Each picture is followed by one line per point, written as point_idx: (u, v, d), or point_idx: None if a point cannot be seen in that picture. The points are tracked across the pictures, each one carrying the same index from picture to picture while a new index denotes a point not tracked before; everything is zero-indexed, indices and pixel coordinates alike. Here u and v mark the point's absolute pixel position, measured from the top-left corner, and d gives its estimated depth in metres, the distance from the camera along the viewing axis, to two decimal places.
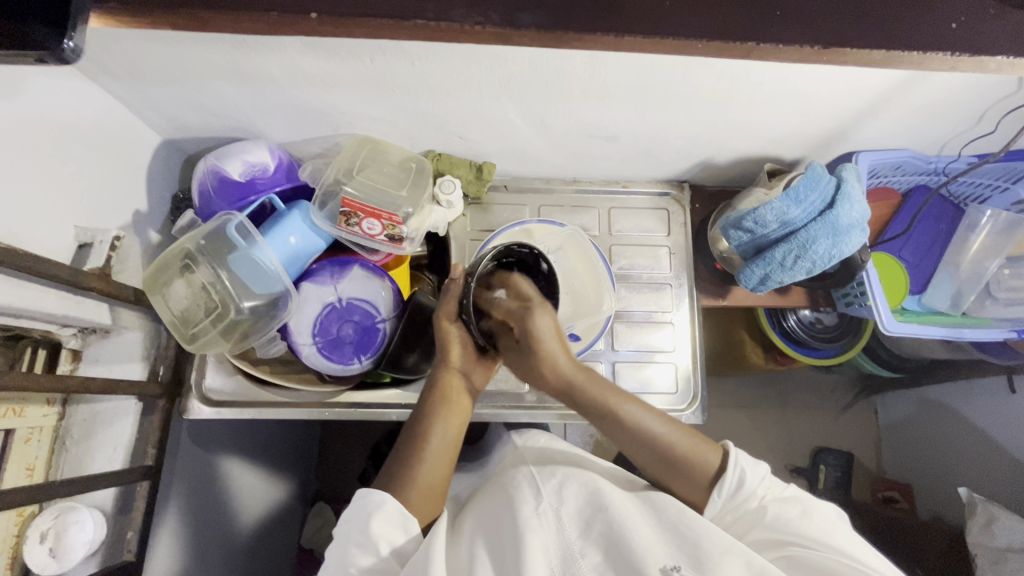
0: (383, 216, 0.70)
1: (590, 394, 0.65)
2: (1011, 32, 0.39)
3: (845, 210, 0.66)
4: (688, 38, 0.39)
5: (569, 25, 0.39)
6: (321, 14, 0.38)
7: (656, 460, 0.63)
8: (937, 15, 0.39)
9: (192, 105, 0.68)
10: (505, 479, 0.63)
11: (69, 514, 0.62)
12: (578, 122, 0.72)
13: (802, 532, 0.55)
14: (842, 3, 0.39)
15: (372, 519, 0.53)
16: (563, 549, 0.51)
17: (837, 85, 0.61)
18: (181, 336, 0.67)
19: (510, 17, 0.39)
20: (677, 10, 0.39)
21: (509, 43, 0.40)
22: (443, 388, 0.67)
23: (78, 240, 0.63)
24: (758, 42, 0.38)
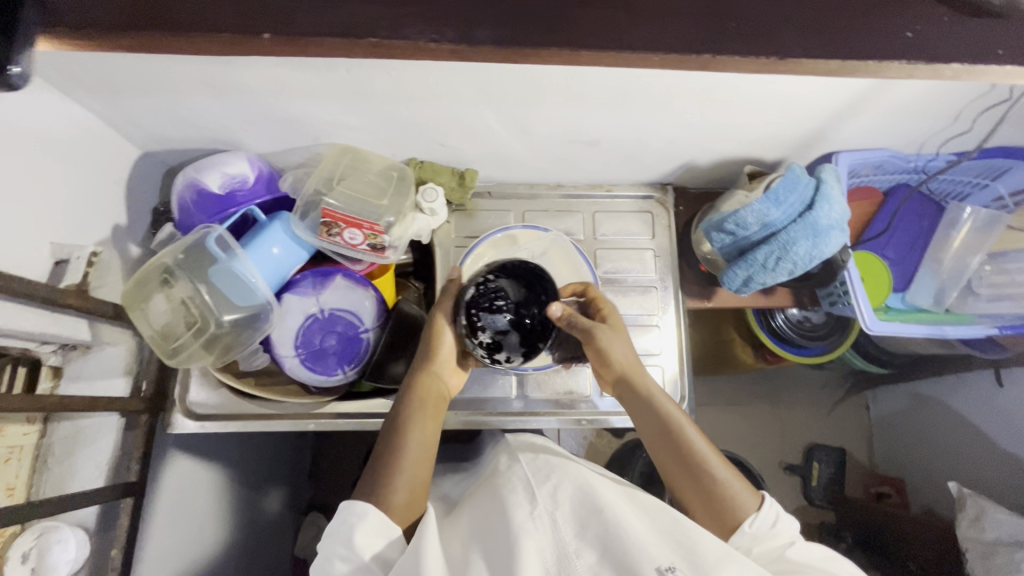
0: (364, 226, 0.70)
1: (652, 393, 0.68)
2: (973, 37, 0.39)
3: (824, 211, 0.66)
4: (646, 50, 0.39)
5: (521, 40, 0.38)
6: (271, 35, 0.38)
7: (684, 474, 0.64)
8: (897, 24, 0.39)
9: (168, 116, 0.67)
10: (498, 480, 0.64)
11: (51, 534, 0.63)
12: (560, 128, 0.72)
13: (806, 561, 0.57)
14: (799, 8, 0.39)
15: (355, 531, 0.53)
16: (558, 551, 0.52)
17: (811, 86, 0.61)
18: (161, 351, 0.66)
19: (467, 32, 0.38)
20: (634, 21, 0.39)
21: (468, 57, 0.39)
22: (426, 384, 0.69)
23: (54, 257, 0.62)
24: (715, 54, 0.39)
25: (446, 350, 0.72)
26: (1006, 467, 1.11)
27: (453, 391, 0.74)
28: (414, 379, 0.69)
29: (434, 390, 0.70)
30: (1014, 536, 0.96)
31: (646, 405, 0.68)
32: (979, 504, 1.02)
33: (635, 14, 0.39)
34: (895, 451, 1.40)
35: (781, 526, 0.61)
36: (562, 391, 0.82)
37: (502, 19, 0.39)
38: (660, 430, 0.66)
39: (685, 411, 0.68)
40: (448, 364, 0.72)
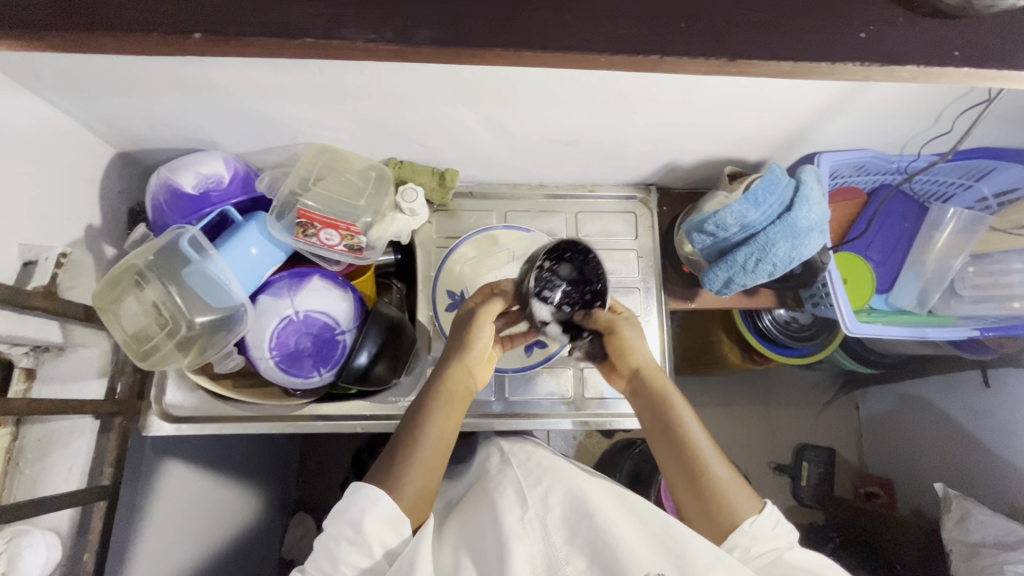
0: (340, 227, 0.70)
1: (660, 388, 0.68)
2: (919, 40, 0.40)
3: (803, 212, 0.65)
4: (591, 52, 0.40)
5: (459, 41, 0.39)
6: (201, 33, 0.39)
7: (680, 471, 0.63)
8: (851, 28, 0.40)
9: (141, 115, 0.66)
10: (489, 485, 0.65)
11: (21, 538, 0.61)
12: (538, 128, 0.71)
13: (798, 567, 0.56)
14: (754, 10, 0.39)
15: (365, 518, 0.53)
16: (547, 556, 0.52)
17: (790, 88, 0.61)
18: (133, 353, 0.66)
19: (408, 34, 0.39)
20: (579, 24, 0.39)
21: (406, 59, 0.40)
22: (457, 374, 0.67)
23: (22, 259, 0.61)
24: (661, 56, 0.40)
25: (482, 345, 0.70)
26: (994, 468, 1.11)
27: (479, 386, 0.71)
28: (444, 369, 0.67)
29: (461, 384, 0.67)
30: (996, 538, 0.96)
31: (655, 399, 0.67)
32: (964, 505, 1.03)
33: (580, 14, 0.39)
34: (884, 451, 1.40)
35: (779, 532, 0.60)
36: (542, 393, 0.81)
37: (446, 17, 0.40)
38: (659, 424, 0.66)
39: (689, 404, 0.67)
40: (481, 358, 0.70)
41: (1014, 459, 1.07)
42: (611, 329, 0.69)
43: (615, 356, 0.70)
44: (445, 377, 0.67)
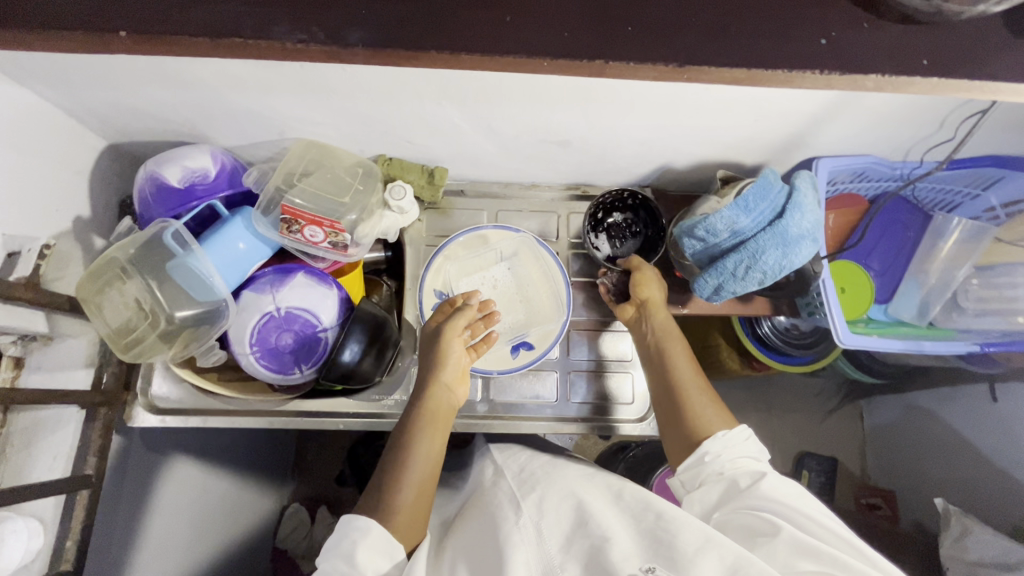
0: (324, 224, 0.68)
1: (658, 325, 0.75)
2: (880, 51, 0.43)
3: (795, 219, 0.63)
4: (537, 56, 0.41)
5: (399, 45, 0.41)
6: (126, 31, 0.41)
7: (667, 393, 0.71)
8: (811, 32, 0.43)
9: (129, 109, 0.67)
10: (486, 497, 0.66)
11: (6, 523, 0.62)
12: (527, 128, 0.70)
13: (771, 498, 0.58)
14: (700, 21, 0.42)
15: (357, 548, 0.55)
16: (544, 563, 0.53)
17: (782, 94, 0.59)
18: (115, 346, 0.66)
19: (338, 36, 0.41)
20: (531, 32, 0.42)
21: (340, 59, 0.42)
22: (435, 393, 0.68)
23: (6, 249, 0.61)
24: (607, 61, 0.42)
25: (454, 361, 0.71)
26: (995, 484, 1.08)
27: (460, 402, 0.72)
28: (422, 391, 0.68)
29: (441, 405, 0.68)
30: (993, 558, 0.94)
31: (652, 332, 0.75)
32: (963, 523, 1.00)
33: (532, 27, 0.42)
34: (886, 461, 1.38)
35: (752, 447, 0.66)
36: (528, 395, 0.80)
37: (382, 22, 0.42)
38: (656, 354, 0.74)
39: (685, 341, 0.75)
40: (456, 376, 0.71)
41: (1016, 473, 1.04)
42: (637, 267, 0.78)
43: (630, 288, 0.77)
44: (425, 397, 0.68)
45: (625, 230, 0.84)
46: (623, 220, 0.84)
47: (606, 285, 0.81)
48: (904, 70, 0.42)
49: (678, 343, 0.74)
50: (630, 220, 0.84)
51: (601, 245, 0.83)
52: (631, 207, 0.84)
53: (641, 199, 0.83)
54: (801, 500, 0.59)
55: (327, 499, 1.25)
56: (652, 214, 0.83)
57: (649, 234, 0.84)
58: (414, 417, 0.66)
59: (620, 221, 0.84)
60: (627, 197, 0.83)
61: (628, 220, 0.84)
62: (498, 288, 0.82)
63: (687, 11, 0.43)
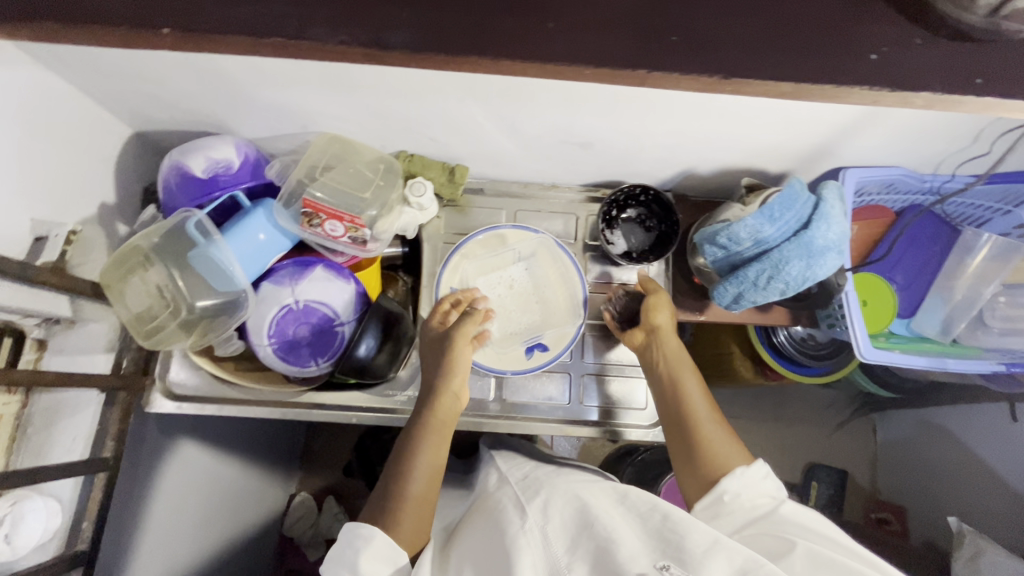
0: (345, 219, 0.69)
1: (671, 355, 0.73)
2: (918, 66, 0.42)
3: (821, 230, 0.62)
4: (573, 66, 0.41)
5: (439, 49, 0.41)
6: (170, 29, 0.41)
7: (679, 425, 0.69)
8: (851, 43, 0.42)
9: (157, 99, 0.67)
10: (490, 502, 0.66)
11: (25, 502, 0.63)
12: (550, 130, 0.70)
13: (795, 522, 0.58)
14: (738, 32, 0.42)
15: (360, 557, 0.55)
16: (550, 564, 0.53)
17: (811, 102, 0.58)
18: (137, 332, 0.67)
19: (377, 39, 0.41)
20: (571, 34, 0.41)
21: (381, 61, 0.42)
22: (444, 402, 0.68)
23: (34, 234, 0.63)
24: (650, 71, 0.41)
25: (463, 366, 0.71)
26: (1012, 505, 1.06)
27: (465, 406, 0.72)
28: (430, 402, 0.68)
29: (449, 412, 0.68)
30: None
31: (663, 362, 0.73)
32: (977, 543, 0.99)
33: (570, 32, 0.41)
34: (898, 476, 1.36)
35: (770, 485, 0.64)
36: (541, 397, 0.80)
37: (422, 22, 0.42)
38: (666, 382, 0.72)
39: (698, 372, 0.73)
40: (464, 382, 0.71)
41: None
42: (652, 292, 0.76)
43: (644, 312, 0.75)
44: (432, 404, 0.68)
45: (640, 226, 0.82)
46: (635, 217, 0.82)
47: (609, 312, 0.80)
48: (944, 84, 0.41)
49: (689, 373, 0.71)
50: (642, 217, 0.82)
51: (616, 240, 0.81)
52: (644, 204, 0.82)
53: (654, 194, 0.81)
54: (821, 526, 0.58)
55: (334, 490, 1.26)
56: (666, 209, 0.81)
57: (664, 230, 0.81)
58: (423, 425, 0.67)
59: (632, 218, 0.82)
60: (640, 193, 0.81)
61: (641, 217, 0.82)
62: (514, 289, 0.82)
63: (725, 19, 0.42)
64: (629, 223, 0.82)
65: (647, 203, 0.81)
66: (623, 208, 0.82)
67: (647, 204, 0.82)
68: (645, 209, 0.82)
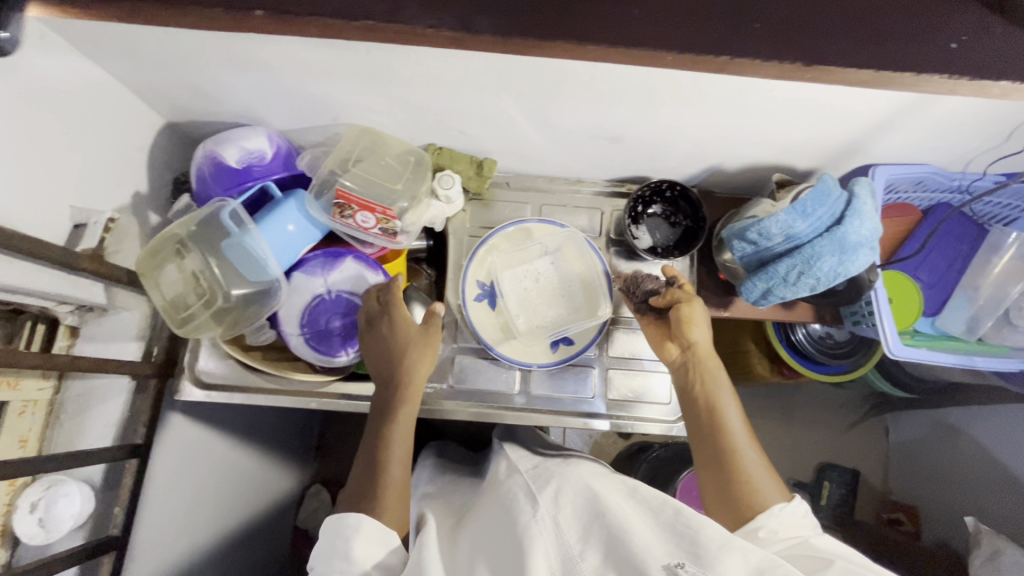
0: (377, 210, 0.70)
1: (712, 378, 0.70)
2: (970, 60, 0.42)
3: (854, 226, 0.62)
4: (665, 48, 0.41)
5: (526, 33, 0.41)
6: (265, 11, 0.41)
7: (715, 452, 0.66)
8: (902, 37, 0.42)
9: (192, 88, 0.68)
10: (501, 491, 0.64)
11: (58, 487, 0.65)
12: (581, 123, 0.70)
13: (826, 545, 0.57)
14: (797, 20, 0.42)
15: (352, 543, 0.56)
16: (562, 554, 0.51)
17: (847, 97, 0.58)
18: (171, 320, 0.67)
19: (467, 23, 0.41)
20: (647, 19, 0.42)
21: (466, 47, 0.42)
22: (413, 401, 0.68)
23: (73, 221, 0.64)
24: (731, 57, 0.41)
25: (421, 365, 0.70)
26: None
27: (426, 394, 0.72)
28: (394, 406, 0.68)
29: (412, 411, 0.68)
30: None
31: (703, 385, 0.70)
32: (995, 543, 0.99)
33: (653, 18, 0.42)
34: (911, 477, 1.36)
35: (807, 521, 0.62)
36: (565, 390, 0.80)
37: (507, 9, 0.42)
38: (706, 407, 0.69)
39: (734, 393, 0.70)
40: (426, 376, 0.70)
41: None
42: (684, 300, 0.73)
43: (679, 326, 0.72)
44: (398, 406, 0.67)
45: (664, 222, 0.83)
46: (658, 213, 0.82)
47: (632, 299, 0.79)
48: (995, 77, 0.42)
49: (729, 400, 0.69)
50: (667, 213, 0.82)
51: (641, 235, 0.81)
52: (669, 200, 0.82)
53: (681, 190, 0.80)
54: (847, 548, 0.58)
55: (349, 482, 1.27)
56: (693, 204, 0.81)
57: (689, 225, 0.81)
58: (403, 414, 0.67)
59: (656, 213, 0.82)
60: (667, 188, 0.81)
61: (665, 213, 0.82)
62: (540, 282, 0.82)
63: (780, 9, 0.42)
64: (654, 218, 0.82)
65: (672, 198, 0.82)
66: (649, 203, 0.82)
67: (673, 199, 0.82)
68: (670, 204, 0.82)
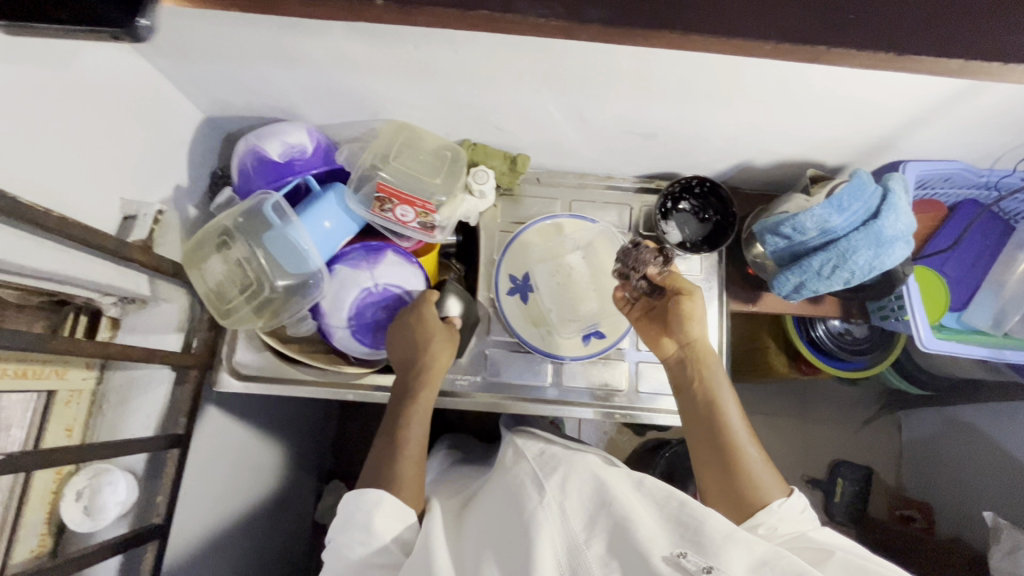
0: (417, 204, 0.72)
1: (710, 373, 0.70)
2: None
3: (890, 221, 0.63)
4: (757, 40, 0.43)
5: (632, 22, 0.42)
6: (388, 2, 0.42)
7: (717, 448, 0.66)
8: (959, 31, 0.43)
9: (236, 83, 0.69)
10: (507, 474, 0.65)
11: (102, 475, 0.67)
12: (618, 119, 0.71)
13: (825, 540, 0.58)
14: (862, 11, 0.43)
15: (374, 516, 0.58)
16: (569, 543, 0.52)
17: (885, 93, 0.60)
18: (216, 311, 0.70)
19: (575, 10, 0.42)
20: (749, 11, 0.43)
21: (573, 35, 0.43)
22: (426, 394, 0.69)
23: (123, 213, 0.65)
24: (828, 48, 0.43)
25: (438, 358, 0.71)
26: None
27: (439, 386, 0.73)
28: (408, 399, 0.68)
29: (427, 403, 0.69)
30: None
31: (702, 379, 0.70)
32: (1015, 537, 1.00)
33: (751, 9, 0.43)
34: (921, 472, 1.37)
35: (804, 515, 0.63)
36: (596, 383, 0.81)
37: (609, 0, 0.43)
38: (705, 403, 0.68)
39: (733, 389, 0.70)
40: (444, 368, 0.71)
41: None
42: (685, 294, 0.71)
43: (678, 322, 0.71)
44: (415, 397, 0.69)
45: (693, 218, 0.84)
46: (688, 208, 0.83)
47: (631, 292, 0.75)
48: None
49: (728, 395, 0.69)
50: (696, 209, 0.83)
51: (671, 230, 0.82)
52: (700, 195, 0.83)
53: (711, 185, 0.82)
54: (847, 543, 0.59)
55: None
56: (723, 200, 0.81)
57: (719, 220, 0.82)
58: (417, 403, 0.68)
59: (686, 208, 0.83)
60: (697, 183, 0.82)
61: (695, 208, 0.83)
62: (573, 277, 0.81)
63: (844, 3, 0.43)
64: (683, 213, 0.83)
65: (703, 194, 0.83)
66: (679, 198, 0.83)
67: (703, 195, 0.83)
68: (700, 199, 0.83)
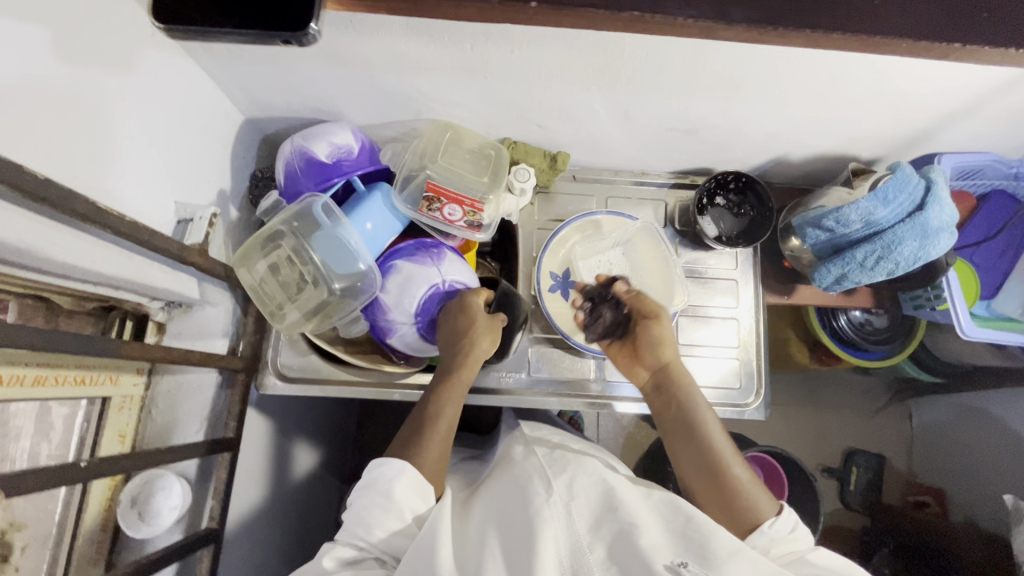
0: (465, 202, 0.73)
1: (687, 390, 0.71)
2: None
3: (935, 212, 0.65)
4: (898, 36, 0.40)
5: (776, 20, 0.40)
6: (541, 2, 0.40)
7: (704, 468, 0.66)
8: None
9: (282, 84, 0.68)
10: (514, 469, 0.65)
11: (156, 480, 0.65)
12: (662, 116, 0.72)
13: (821, 563, 0.56)
14: None
15: (396, 486, 0.59)
16: (572, 544, 0.53)
17: (930, 85, 0.61)
18: (269, 313, 0.70)
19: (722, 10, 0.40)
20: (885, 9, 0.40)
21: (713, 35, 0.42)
22: (453, 392, 0.68)
23: (178, 216, 0.65)
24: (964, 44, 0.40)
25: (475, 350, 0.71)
26: None
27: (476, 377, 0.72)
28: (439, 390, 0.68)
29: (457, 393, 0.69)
30: None
31: (680, 398, 0.70)
32: None
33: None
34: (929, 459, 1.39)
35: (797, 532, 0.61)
36: None
37: None
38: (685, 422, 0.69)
39: (710, 407, 0.70)
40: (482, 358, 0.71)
41: None
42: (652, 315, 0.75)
43: (649, 345, 0.73)
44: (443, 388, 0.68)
45: (729, 212, 0.84)
46: (724, 204, 0.84)
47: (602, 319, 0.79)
48: None
49: (707, 412, 0.69)
50: (732, 205, 0.84)
51: (708, 225, 0.83)
52: (738, 191, 0.84)
53: (746, 180, 0.83)
54: (845, 565, 0.57)
55: None
56: (760, 197, 0.83)
57: (755, 215, 0.84)
58: (445, 396, 0.68)
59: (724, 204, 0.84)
60: (733, 180, 0.84)
61: (731, 204, 0.84)
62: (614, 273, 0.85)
63: None
64: (718, 209, 0.84)
65: (739, 190, 0.84)
66: (717, 194, 0.84)
67: (739, 190, 0.84)
68: (737, 196, 0.84)
